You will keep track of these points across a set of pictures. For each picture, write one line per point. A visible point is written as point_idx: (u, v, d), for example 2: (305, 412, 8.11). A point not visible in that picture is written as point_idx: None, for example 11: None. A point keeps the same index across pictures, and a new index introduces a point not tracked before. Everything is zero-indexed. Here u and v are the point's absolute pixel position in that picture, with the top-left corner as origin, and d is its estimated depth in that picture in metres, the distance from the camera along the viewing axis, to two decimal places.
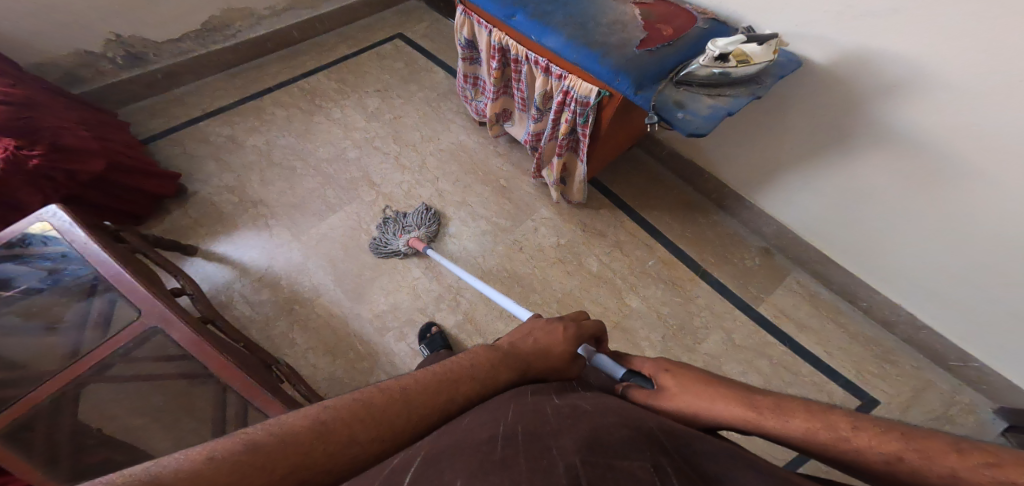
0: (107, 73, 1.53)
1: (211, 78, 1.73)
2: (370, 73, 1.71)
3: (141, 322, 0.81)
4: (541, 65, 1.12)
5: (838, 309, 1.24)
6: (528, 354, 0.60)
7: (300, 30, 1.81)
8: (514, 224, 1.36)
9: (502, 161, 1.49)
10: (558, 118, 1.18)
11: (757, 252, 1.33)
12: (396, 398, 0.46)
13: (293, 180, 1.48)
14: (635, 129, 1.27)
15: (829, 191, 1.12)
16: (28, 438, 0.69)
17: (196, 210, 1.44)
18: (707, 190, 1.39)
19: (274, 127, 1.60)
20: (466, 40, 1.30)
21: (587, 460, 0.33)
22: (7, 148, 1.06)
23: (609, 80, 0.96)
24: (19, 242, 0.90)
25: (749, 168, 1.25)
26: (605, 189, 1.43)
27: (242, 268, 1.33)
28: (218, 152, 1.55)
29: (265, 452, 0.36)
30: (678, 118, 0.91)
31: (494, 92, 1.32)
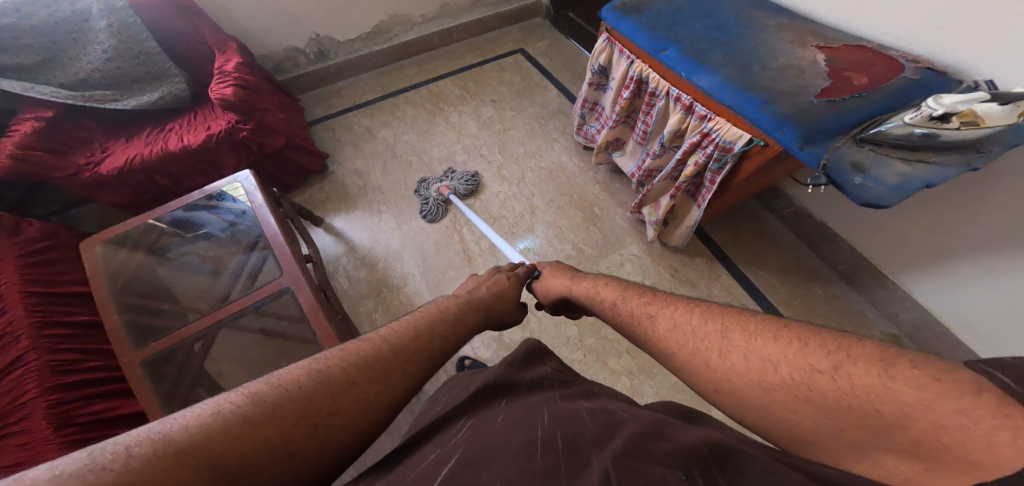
0: (302, 67, 1.86)
1: (364, 74, 1.97)
2: (489, 83, 1.79)
3: (280, 280, 1.05)
4: (682, 102, 1.04)
5: None
6: (483, 300, 0.66)
7: (440, 37, 1.97)
8: (599, 255, 1.31)
9: (601, 187, 1.44)
10: (685, 158, 1.09)
11: (884, 340, 1.08)
12: (378, 342, 0.50)
13: (407, 174, 1.62)
14: (766, 183, 1.12)
15: (1017, 292, 0.86)
16: (164, 368, 0.94)
17: (328, 188, 1.66)
18: (833, 257, 1.17)
19: (401, 124, 1.77)
20: (600, 65, 1.27)
21: (619, 463, 0.35)
22: (229, 122, 1.37)
23: (771, 130, 0.85)
24: (216, 198, 1.18)
25: (910, 247, 0.99)
26: (706, 236, 1.29)
27: (350, 246, 1.50)
28: (356, 140, 1.77)
29: (273, 400, 0.41)
30: (854, 184, 0.76)
31: (615, 120, 1.27)
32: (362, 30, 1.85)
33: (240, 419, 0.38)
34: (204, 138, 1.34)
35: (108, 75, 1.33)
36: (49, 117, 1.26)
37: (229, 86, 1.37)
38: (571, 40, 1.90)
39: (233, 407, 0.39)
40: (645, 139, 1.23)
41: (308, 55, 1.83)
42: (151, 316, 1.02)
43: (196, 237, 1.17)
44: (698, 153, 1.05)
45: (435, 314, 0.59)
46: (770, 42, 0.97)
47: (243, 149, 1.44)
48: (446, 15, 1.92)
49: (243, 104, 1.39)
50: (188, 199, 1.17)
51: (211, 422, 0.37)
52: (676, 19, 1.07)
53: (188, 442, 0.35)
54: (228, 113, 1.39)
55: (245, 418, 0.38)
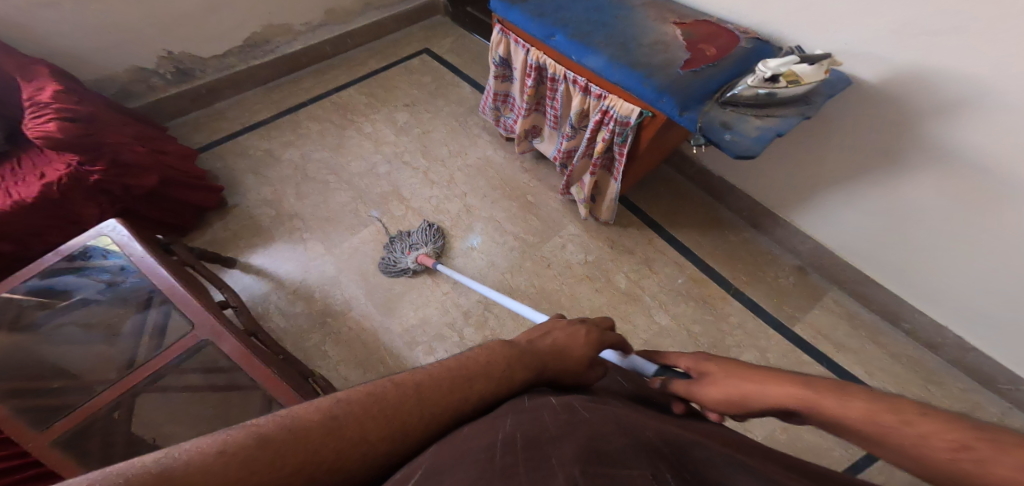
0: (158, 89, 1.62)
1: (249, 93, 1.79)
2: (398, 87, 1.74)
3: (194, 334, 0.90)
4: (580, 84, 1.14)
5: (880, 330, 1.20)
6: (545, 353, 0.58)
7: (332, 45, 1.85)
8: (542, 241, 1.37)
9: (529, 177, 1.50)
10: (594, 136, 1.20)
11: (791, 271, 1.29)
12: (411, 395, 0.45)
13: (326, 194, 1.52)
14: (669, 146, 1.27)
15: (870, 210, 1.08)
16: (84, 444, 0.76)
17: (236, 223, 1.50)
18: (737, 206, 1.36)
19: (308, 141, 1.64)
20: (501, 57, 1.33)
21: (589, 470, 0.29)
22: (70, 165, 1.15)
23: (653, 100, 0.97)
24: (81, 256, 1.01)
25: (787, 189, 1.21)
26: (632, 206, 1.42)
27: (278, 281, 1.38)
28: (257, 166, 1.61)
29: (276, 446, 0.36)
30: (726, 140, 0.89)
31: (527, 108, 1.34)
32: (231, 44, 1.67)
33: (235, 463, 0.33)
34: (43, 191, 1.11)
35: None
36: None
37: (51, 119, 1.14)
38: (473, 35, 1.92)
39: (230, 448, 0.34)
40: (557, 123, 1.31)
41: (162, 74, 1.59)
42: (47, 397, 0.82)
43: (67, 305, 0.98)
44: (603, 131, 1.16)
45: (483, 372, 0.50)
46: (640, 22, 1.09)
47: (102, 196, 1.23)
48: (333, 20, 1.81)
49: (88, 141, 1.18)
50: (43, 264, 1.00)
51: (204, 462, 0.32)
52: (559, 5, 1.15)
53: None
54: (65, 155, 1.17)
55: (239, 465, 0.33)
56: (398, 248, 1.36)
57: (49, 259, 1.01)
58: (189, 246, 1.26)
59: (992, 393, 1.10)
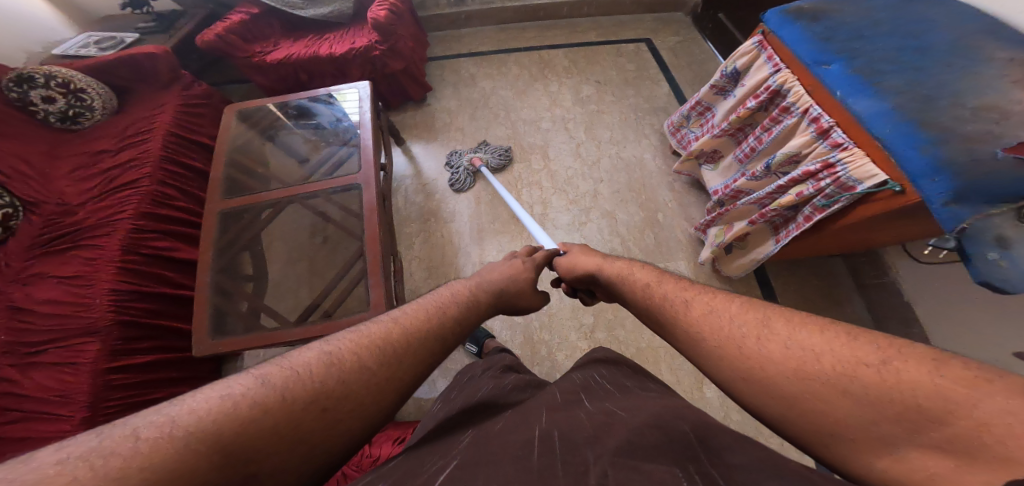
0: (441, 8, 1.95)
1: (487, 29, 2.01)
2: (600, 64, 1.75)
3: (354, 178, 1.19)
4: (818, 125, 0.92)
5: None
6: (497, 283, 0.64)
7: (568, 9, 1.93)
8: (645, 259, 1.25)
9: (672, 196, 1.37)
10: (789, 186, 0.99)
11: None
12: (390, 325, 0.49)
13: (490, 124, 1.65)
14: (880, 242, 0.98)
15: None
16: (229, 225, 1.15)
17: (421, 117, 1.74)
18: (898, 342, 1.00)
19: (502, 80, 1.78)
20: (733, 68, 1.18)
21: (618, 462, 0.37)
22: (370, 41, 1.52)
23: (919, 175, 0.73)
24: (330, 97, 1.37)
25: (980, 352, 0.85)
26: (764, 279, 1.18)
27: (419, 172, 1.57)
28: (459, 84, 1.81)
29: (305, 380, 0.40)
30: (986, 258, 0.68)
31: (725, 129, 1.19)
32: None
33: (271, 396, 0.38)
34: (347, 51, 1.51)
35: None
36: (255, 13, 1.59)
37: (383, 10, 1.51)
38: (705, 41, 1.80)
39: (248, 391, 0.37)
40: (748, 157, 1.15)
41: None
42: (245, 175, 1.27)
43: (308, 124, 1.42)
44: (807, 184, 0.94)
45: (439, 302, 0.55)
46: (983, 78, 0.81)
47: (367, 66, 1.57)
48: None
49: (387, 27, 1.50)
50: (315, 94, 1.36)
51: (231, 402, 0.36)
52: (859, 34, 0.95)
53: (207, 438, 0.34)
54: (373, 34, 1.54)
55: (273, 396, 0.38)
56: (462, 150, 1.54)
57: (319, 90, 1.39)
58: (388, 121, 1.50)
59: None
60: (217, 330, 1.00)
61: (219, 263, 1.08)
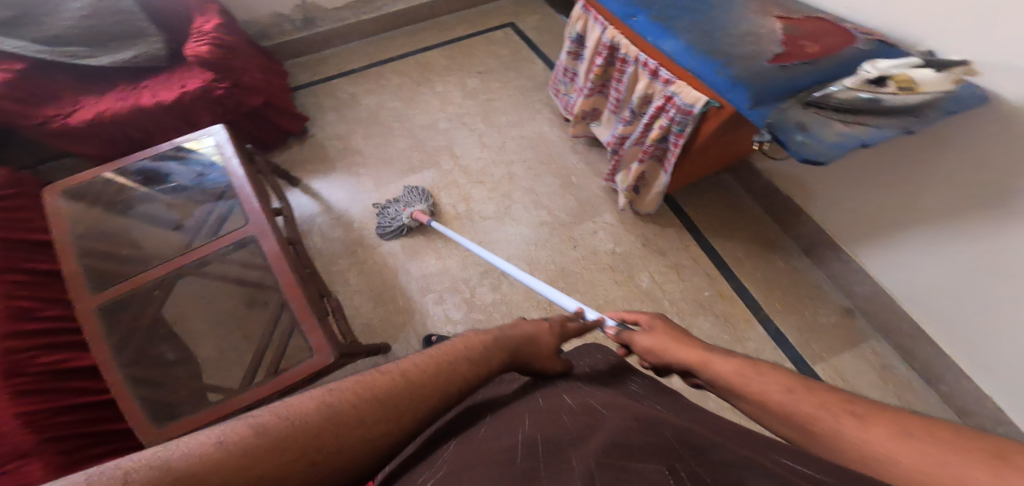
0: (287, 33, 1.83)
1: (350, 44, 1.94)
2: (477, 55, 1.80)
3: (246, 229, 1.07)
4: (649, 68, 1.10)
5: (921, 397, 1.01)
6: (518, 340, 0.57)
7: (430, 9, 1.96)
8: (574, 222, 1.34)
9: (578, 159, 1.47)
10: (652, 122, 1.15)
11: (835, 311, 1.12)
12: (397, 380, 0.45)
13: (388, 138, 1.59)
14: (737, 149, 1.18)
15: (953, 260, 0.90)
16: (116, 318, 0.97)
17: (311, 148, 1.63)
18: (797, 231, 1.21)
19: (385, 92, 1.74)
20: (577, 34, 1.32)
21: (605, 464, 0.30)
22: (204, 81, 1.34)
23: (724, 91, 0.91)
24: (179, 151, 1.21)
25: (856, 222, 1.06)
26: (677, 207, 1.33)
27: (329, 206, 1.47)
28: (340, 106, 1.73)
29: (284, 435, 0.35)
30: (795, 141, 0.79)
31: (589, 89, 1.32)
32: None
33: (242, 450, 0.33)
34: (178, 97, 1.30)
35: (85, 32, 1.32)
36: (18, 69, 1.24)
37: (204, 43, 1.35)
38: (560, 16, 1.94)
39: (243, 438, 0.33)
40: (618, 108, 1.29)
41: (292, 21, 1.80)
42: (120, 263, 1.06)
43: (161, 189, 1.21)
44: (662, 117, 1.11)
45: (457, 351, 0.51)
46: (737, 11, 1.00)
47: (218, 107, 1.39)
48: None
49: (219, 62, 1.36)
50: (155, 150, 1.20)
51: (229, 450, 0.32)
52: None
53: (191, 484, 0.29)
54: (205, 71, 1.36)
55: (246, 452, 0.33)
56: (393, 208, 1.39)
57: (161, 147, 1.22)
58: (264, 160, 1.36)
59: None
60: (161, 418, 0.86)
61: (127, 357, 0.92)
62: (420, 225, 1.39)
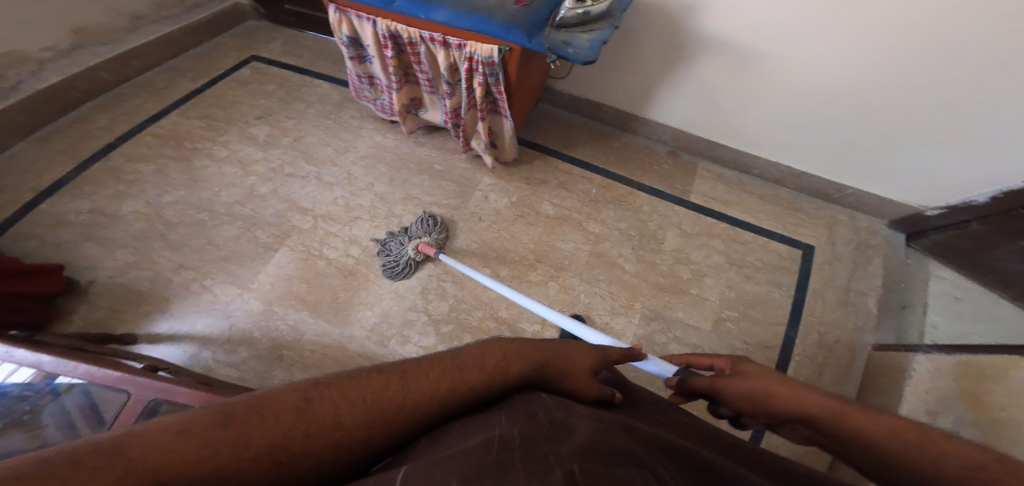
0: None
1: (11, 150, 1.37)
2: (239, 102, 1.58)
3: (135, 398, 0.71)
4: (437, 40, 1.18)
5: (744, 181, 1.55)
6: (556, 352, 0.60)
7: (108, 70, 1.53)
8: (463, 200, 1.43)
9: (427, 147, 1.53)
10: (470, 85, 1.26)
11: (667, 156, 1.60)
12: (392, 382, 0.45)
13: (208, 234, 1.29)
14: (539, 75, 1.42)
15: (691, 93, 1.42)
16: None
17: (106, 299, 1.16)
18: (610, 119, 1.64)
19: (146, 185, 1.36)
20: (348, 37, 1.28)
21: (586, 467, 0.34)
22: None
23: (504, 36, 1.08)
24: None
25: (638, 96, 1.52)
26: (526, 142, 1.60)
27: (201, 340, 1.14)
28: (91, 232, 1.25)
29: (242, 429, 0.36)
30: (570, 53, 1.08)
31: (397, 82, 1.34)
32: None
33: (192, 442, 0.34)
34: None
35: None
36: None
37: None
38: (303, 33, 1.83)
39: (205, 430, 0.35)
40: (433, 86, 1.35)
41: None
42: None
43: None
44: (476, 78, 1.22)
45: (474, 362, 0.51)
46: None
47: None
48: (93, 39, 1.46)
49: None
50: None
51: (192, 443, 0.34)
52: None
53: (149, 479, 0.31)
54: None
55: (203, 444, 0.34)
56: (397, 240, 1.29)
57: None
58: (61, 337, 0.99)
59: (835, 204, 1.48)
60: None
61: None
62: (425, 256, 1.31)
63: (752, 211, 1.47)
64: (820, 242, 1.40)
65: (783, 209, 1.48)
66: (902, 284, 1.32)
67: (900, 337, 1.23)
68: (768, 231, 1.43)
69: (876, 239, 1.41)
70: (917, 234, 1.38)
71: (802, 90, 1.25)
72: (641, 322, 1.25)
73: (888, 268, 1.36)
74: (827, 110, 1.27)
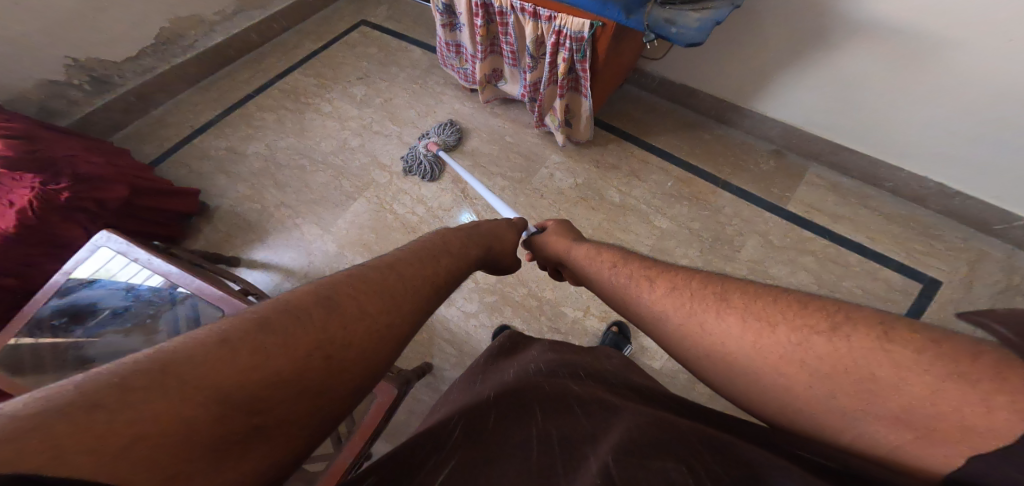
0: (81, 103, 1.48)
1: (182, 94, 1.69)
2: (346, 63, 1.74)
3: (224, 319, 0.83)
4: (528, 12, 1.17)
5: (866, 195, 1.29)
6: (488, 238, 0.72)
7: (258, 33, 1.79)
8: (529, 176, 1.43)
9: (503, 120, 1.54)
10: (554, 59, 1.23)
11: (768, 155, 1.40)
12: (385, 267, 0.49)
13: (306, 178, 1.48)
14: (631, 53, 1.34)
15: (825, 86, 1.20)
16: None
17: (227, 223, 1.40)
18: (705, 108, 1.48)
19: (268, 131, 1.58)
20: (443, 4, 1.33)
21: (619, 461, 0.34)
22: (34, 188, 1.03)
23: (600, 11, 1.03)
24: (84, 274, 0.90)
25: (745, 83, 1.34)
26: (606, 124, 1.52)
27: (286, 271, 1.32)
28: (224, 166, 1.51)
29: (282, 325, 0.37)
30: (672, 34, 1.00)
31: (483, 51, 1.36)
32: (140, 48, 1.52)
33: (231, 351, 0.33)
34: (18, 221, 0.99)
35: None
36: None
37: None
38: (408, 1, 1.93)
39: (244, 333, 0.35)
40: (516, 58, 1.34)
41: (78, 86, 1.45)
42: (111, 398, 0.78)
43: (95, 325, 0.90)
44: (562, 52, 1.19)
45: (443, 253, 0.58)
46: None
47: (80, 215, 1.10)
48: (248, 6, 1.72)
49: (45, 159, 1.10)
50: (53, 285, 0.88)
51: (232, 347, 0.34)
52: None
53: (199, 383, 0.31)
54: (24, 174, 1.04)
55: (246, 345, 0.34)
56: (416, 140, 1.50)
57: (54, 278, 0.91)
58: (190, 253, 1.20)
59: (991, 237, 1.17)
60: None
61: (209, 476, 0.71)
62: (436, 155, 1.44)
63: (868, 233, 1.23)
64: (952, 277, 1.13)
65: (916, 235, 1.20)
66: None
67: None
68: (881, 258, 1.19)
69: None
70: None
71: (992, 88, 0.98)
72: None
73: None
74: (1022, 117, 0.98)
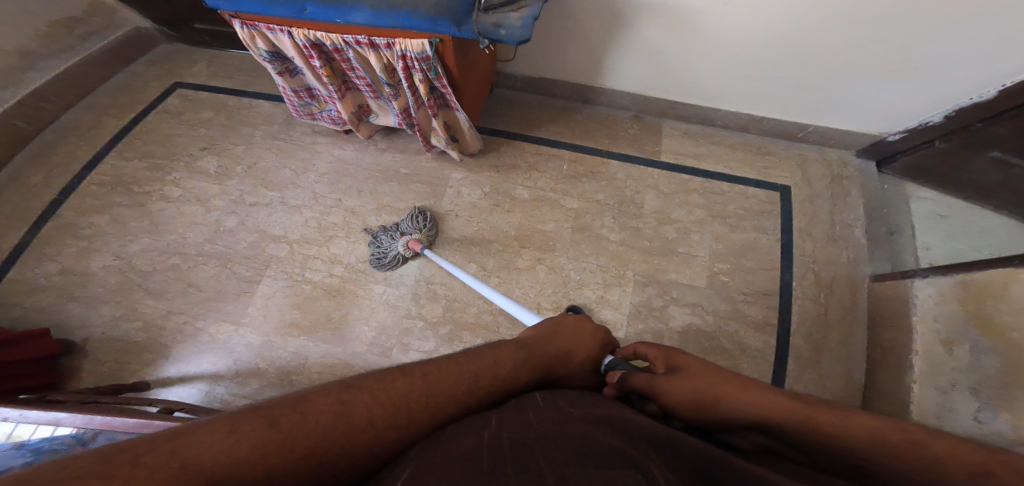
0: None
1: None
2: (176, 134, 1.48)
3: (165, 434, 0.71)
4: (364, 43, 1.11)
5: (708, 133, 1.58)
6: (548, 345, 0.72)
7: (20, 118, 1.40)
8: (438, 198, 1.41)
9: (391, 152, 1.48)
10: (411, 83, 1.19)
11: (631, 121, 1.61)
12: (417, 379, 0.52)
13: (186, 277, 1.24)
14: (484, 61, 1.38)
15: (639, 58, 1.40)
16: None
17: (102, 355, 1.14)
18: (569, 94, 1.62)
19: (107, 238, 1.28)
20: (267, 52, 1.20)
21: (571, 469, 0.36)
22: None
23: (432, 28, 1.01)
24: None
25: (590, 68, 1.49)
26: (492, 130, 1.57)
27: (212, 376, 1.13)
28: (67, 291, 1.21)
29: (291, 428, 0.41)
30: (503, 37, 1.02)
31: (338, 91, 1.27)
32: None
33: (242, 444, 0.38)
34: None
35: None
36: None
37: None
38: (226, 51, 1.69)
39: (258, 431, 0.39)
40: (375, 90, 1.29)
41: None
42: None
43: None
44: (415, 76, 1.16)
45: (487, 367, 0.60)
46: None
47: None
48: None
49: None
50: None
51: (241, 443, 0.38)
52: None
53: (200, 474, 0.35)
54: None
55: (254, 445, 0.38)
56: (387, 235, 1.28)
57: None
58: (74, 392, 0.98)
59: (798, 142, 1.53)
60: None
61: None
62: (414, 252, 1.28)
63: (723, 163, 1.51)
64: (794, 182, 1.46)
65: (754, 156, 1.52)
66: (886, 211, 1.40)
67: (897, 264, 1.31)
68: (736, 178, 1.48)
69: (849, 171, 1.48)
70: (886, 160, 1.45)
71: (742, 39, 1.24)
72: (635, 289, 1.30)
73: (864, 193, 1.44)
74: (766, 55, 1.28)
